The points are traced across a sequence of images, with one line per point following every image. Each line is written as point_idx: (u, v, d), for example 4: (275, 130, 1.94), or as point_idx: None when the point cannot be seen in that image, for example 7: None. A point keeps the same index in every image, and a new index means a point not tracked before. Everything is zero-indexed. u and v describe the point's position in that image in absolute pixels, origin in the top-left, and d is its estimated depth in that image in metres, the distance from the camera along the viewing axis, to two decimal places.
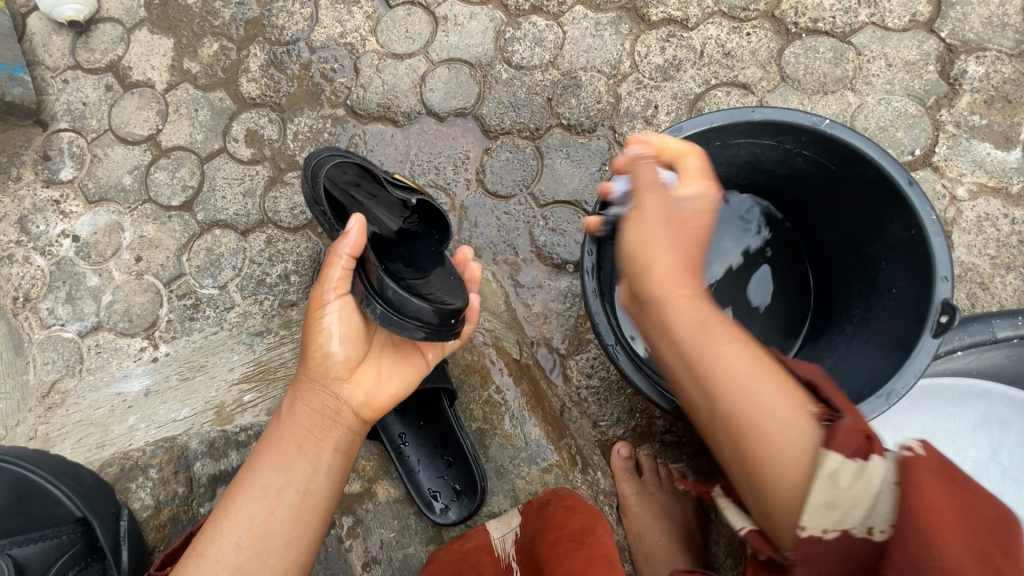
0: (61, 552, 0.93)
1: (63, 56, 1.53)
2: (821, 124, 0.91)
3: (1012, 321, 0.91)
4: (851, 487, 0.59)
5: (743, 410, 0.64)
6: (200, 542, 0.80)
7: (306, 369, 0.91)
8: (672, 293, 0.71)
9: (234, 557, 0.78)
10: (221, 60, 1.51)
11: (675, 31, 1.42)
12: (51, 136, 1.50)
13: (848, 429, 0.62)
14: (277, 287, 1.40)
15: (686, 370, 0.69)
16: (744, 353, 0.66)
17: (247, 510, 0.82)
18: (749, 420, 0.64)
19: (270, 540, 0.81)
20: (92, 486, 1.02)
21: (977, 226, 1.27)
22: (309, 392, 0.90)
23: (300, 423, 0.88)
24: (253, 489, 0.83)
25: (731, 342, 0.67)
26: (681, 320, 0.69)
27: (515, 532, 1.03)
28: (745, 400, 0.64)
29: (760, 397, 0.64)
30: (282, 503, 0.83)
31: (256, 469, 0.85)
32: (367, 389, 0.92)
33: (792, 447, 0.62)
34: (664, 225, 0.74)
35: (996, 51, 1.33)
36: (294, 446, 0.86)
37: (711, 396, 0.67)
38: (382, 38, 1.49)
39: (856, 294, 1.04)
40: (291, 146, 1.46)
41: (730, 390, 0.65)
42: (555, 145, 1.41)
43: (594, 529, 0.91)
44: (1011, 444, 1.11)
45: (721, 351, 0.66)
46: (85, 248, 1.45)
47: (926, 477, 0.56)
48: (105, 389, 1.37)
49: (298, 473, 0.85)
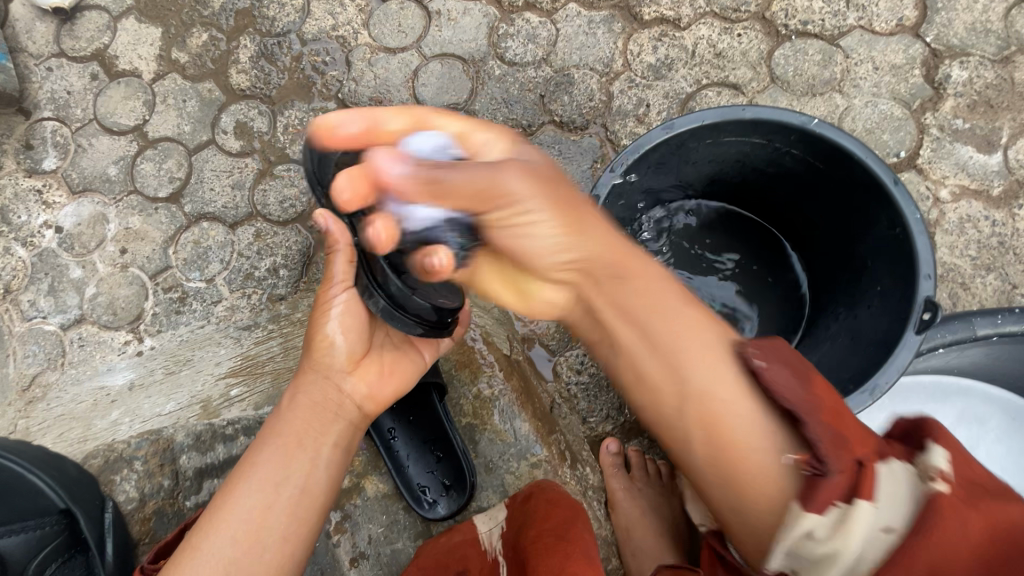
0: (47, 542, 0.94)
1: (46, 44, 1.50)
2: (809, 123, 0.92)
3: (992, 320, 0.92)
4: (831, 533, 0.55)
5: (708, 412, 0.66)
6: (196, 534, 0.79)
7: (310, 360, 0.92)
8: (615, 290, 0.72)
9: (229, 551, 0.77)
10: (210, 51, 1.49)
11: (667, 31, 1.43)
12: (34, 125, 1.47)
13: (832, 485, 0.56)
14: (266, 281, 1.39)
15: (646, 374, 0.72)
16: (697, 358, 0.68)
17: (243, 505, 0.80)
18: (722, 425, 0.65)
19: (266, 535, 0.80)
20: (77, 478, 0.99)
21: (959, 228, 1.29)
22: (310, 384, 0.90)
23: (300, 416, 0.88)
24: (252, 482, 0.82)
25: (695, 343, 0.69)
26: (645, 329, 0.71)
27: (502, 526, 1.04)
28: (710, 402, 0.66)
29: (731, 399, 0.65)
30: (280, 498, 0.82)
31: (254, 463, 0.84)
32: (370, 384, 0.94)
33: (751, 471, 0.63)
34: (563, 231, 0.71)
35: (979, 56, 1.35)
36: (294, 441, 0.86)
37: (670, 403, 0.70)
38: (375, 32, 1.48)
39: (842, 293, 1.05)
40: (281, 139, 1.45)
41: (684, 388, 0.68)
42: (547, 142, 1.41)
43: (574, 524, 0.92)
44: (988, 440, 1.13)
45: (676, 347, 0.69)
46: (68, 240, 1.42)
47: (953, 515, 0.53)
48: (89, 383, 1.35)
49: (296, 469, 0.84)
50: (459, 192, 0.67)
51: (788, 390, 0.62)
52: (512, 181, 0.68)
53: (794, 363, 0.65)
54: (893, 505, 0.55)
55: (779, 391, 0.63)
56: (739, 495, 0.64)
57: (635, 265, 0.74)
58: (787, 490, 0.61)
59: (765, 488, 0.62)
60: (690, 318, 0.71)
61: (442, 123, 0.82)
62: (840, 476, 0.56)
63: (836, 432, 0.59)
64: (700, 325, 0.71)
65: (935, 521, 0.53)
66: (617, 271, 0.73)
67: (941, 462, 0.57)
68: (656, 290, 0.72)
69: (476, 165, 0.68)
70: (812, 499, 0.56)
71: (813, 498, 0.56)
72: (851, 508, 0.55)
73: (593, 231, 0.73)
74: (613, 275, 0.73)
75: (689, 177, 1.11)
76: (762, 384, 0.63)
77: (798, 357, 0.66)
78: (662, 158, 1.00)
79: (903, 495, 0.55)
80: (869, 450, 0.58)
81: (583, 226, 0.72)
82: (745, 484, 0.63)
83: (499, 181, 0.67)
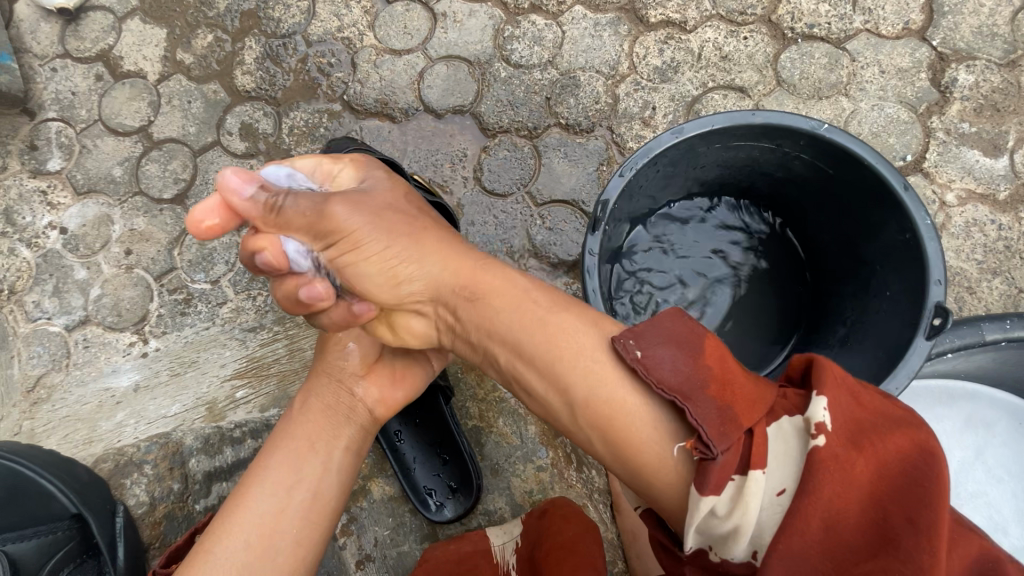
0: (58, 547, 0.94)
1: (51, 44, 1.50)
2: (819, 128, 0.92)
3: (1001, 325, 0.92)
4: (730, 508, 0.60)
5: (591, 415, 0.70)
6: (208, 538, 0.78)
7: (323, 364, 0.94)
8: (489, 306, 0.78)
9: (242, 557, 0.77)
10: (215, 52, 1.49)
11: (673, 34, 1.43)
12: (38, 126, 1.47)
13: (719, 469, 0.61)
14: (271, 283, 1.39)
15: (534, 391, 0.75)
16: (579, 366, 0.71)
17: (256, 509, 0.80)
18: (614, 424, 0.69)
19: (279, 540, 0.80)
20: (88, 483, 1.00)
21: (965, 232, 1.29)
22: (322, 387, 0.91)
23: (313, 420, 0.88)
24: (264, 486, 0.82)
25: (570, 351, 0.72)
26: (518, 342, 0.75)
27: (516, 541, 1.05)
28: (598, 406, 0.70)
29: (616, 395, 0.69)
30: (292, 502, 0.82)
31: (266, 467, 0.84)
32: (382, 388, 0.94)
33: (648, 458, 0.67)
34: (405, 250, 0.81)
35: (986, 60, 1.35)
36: (307, 445, 0.86)
37: (563, 412, 0.73)
38: (380, 33, 1.48)
39: (850, 297, 1.05)
40: (287, 141, 1.45)
41: (569, 400, 0.72)
42: (553, 144, 1.41)
43: (586, 538, 0.94)
44: (994, 444, 1.13)
45: (548, 366, 0.73)
46: (73, 241, 1.42)
47: (835, 467, 0.56)
48: (93, 385, 1.34)
49: (308, 474, 0.84)
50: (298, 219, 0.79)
51: (668, 374, 0.67)
52: (341, 214, 0.79)
53: (673, 340, 0.70)
54: (777, 468, 0.60)
55: (661, 376, 0.67)
56: (646, 483, 0.69)
57: (487, 279, 0.79)
58: (684, 474, 0.66)
59: (670, 475, 0.66)
60: (540, 322, 0.75)
61: (299, 162, 0.88)
62: (726, 455, 0.61)
63: (717, 403, 0.64)
64: (568, 324, 0.74)
65: (817, 478, 0.56)
66: (475, 290, 0.79)
67: (820, 414, 0.59)
68: (509, 301, 0.77)
69: (311, 198, 0.80)
70: (706, 483, 0.61)
71: (706, 483, 0.61)
72: (745, 479, 0.60)
73: (433, 251, 0.82)
74: (471, 294, 0.79)
75: (697, 180, 1.11)
76: (642, 378, 0.68)
77: (682, 334, 0.70)
78: (671, 162, 1.00)
79: (789, 457, 0.60)
80: (749, 423, 0.62)
81: (426, 246, 0.82)
82: (647, 474, 0.68)
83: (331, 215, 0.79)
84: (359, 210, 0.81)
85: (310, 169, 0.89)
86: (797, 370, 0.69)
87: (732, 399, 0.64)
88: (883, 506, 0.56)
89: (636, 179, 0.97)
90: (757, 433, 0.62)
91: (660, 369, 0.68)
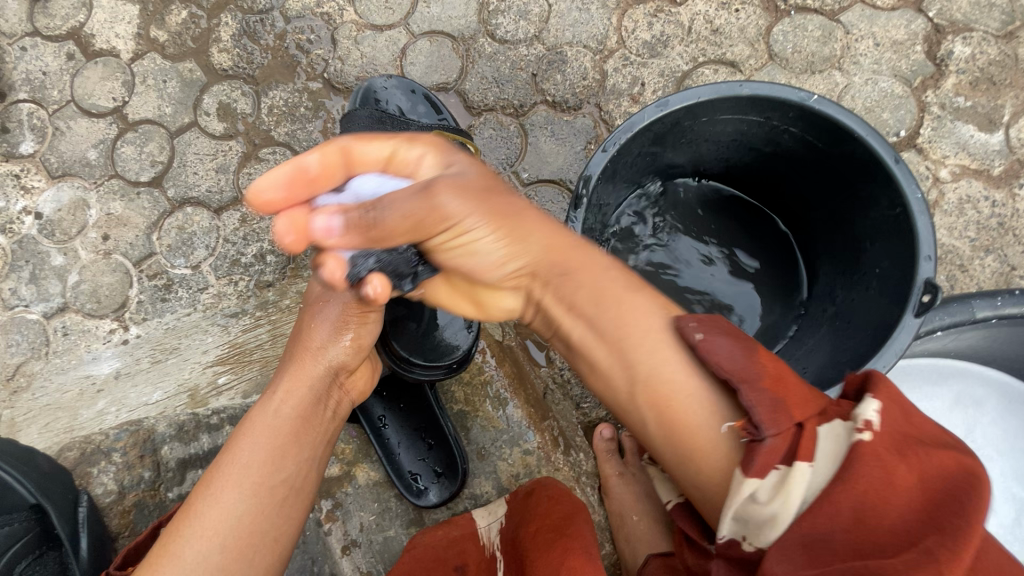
0: (14, 540, 0.91)
1: (19, 22, 1.44)
2: (808, 99, 0.90)
3: (992, 302, 0.91)
4: (773, 495, 0.57)
5: (664, 396, 0.68)
6: (177, 539, 0.72)
7: (310, 350, 0.87)
8: (572, 285, 0.73)
9: (219, 559, 0.72)
10: (190, 29, 1.44)
11: (663, 6, 1.38)
12: (9, 107, 1.42)
13: (767, 447, 0.58)
14: (252, 268, 1.36)
15: (600, 363, 0.74)
16: (645, 350, 0.70)
17: (236, 509, 0.75)
18: (674, 416, 0.68)
19: (259, 540, 0.76)
20: (49, 472, 0.99)
21: (958, 208, 1.27)
22: (310, 379, 0.85)
23: (297, 414, 0.83)
24: (244, 484, 0.76)
25: (639, 332, 0.70)
26: (584, 302, 0.72)
27: (501, 521, 1.05)
28: (657, 386, 0.69)
29: (703, 403, 0.67)
30: (275, 499, 0.78)
31: (246, 463, 0.77)
32: (366, 383, 0.96)
33: (702, 436, 0.66)
34: (507, 242, 0.72)
35: (983, 32, 1.32)
36: (290, 439, 0.81)
37: (623, 389, 0.72)
38: (361, 8, 1.43)
39: (841, 275, 1.03)
40: (266, 121, 1.41)
41: (635, 375, 0.70)
42: (539, 123, 1.37)
43: (575, 519, 0.93)
44: (984, 422, 1.13)
45: (613, 333, 0.71)
46: (48, 226, 1.38)
47: (871, 458, 0.55)
48: (74, 372, 1.31)
49: (292, 469, 0.80)
50: (400, 229, 0.67)
51: (726, 360, 0.64)
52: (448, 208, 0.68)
53: (729, 332, 0.68)
54: (826, 466, 0.56)
55: (719, 362, 0.65)
56: (698, 476, 0.67)
57: (578, 254, 0.74)
58: (722, 451, 0.65)
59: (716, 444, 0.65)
60: (630, 290, 0.73)
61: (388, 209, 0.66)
62: (774, 439, 0.58)
63: (777, 410, 0.59)
64: (652, 309, 0.72)
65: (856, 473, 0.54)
66: (564, 265, 0.73)
67: (868, 412, 0.58)
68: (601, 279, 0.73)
69: (408, 194, 0.67)
70: (751, 466, 0.58)
71: (751, 465, 0.58)
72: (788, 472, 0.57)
73: (534, 230, 0.73)
74: (558, 268, 0.74)
75: (684, 158, 1.08)
76: (705, 362, 0.66)
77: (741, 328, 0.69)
78: (656, 137, 0.97)
79: (830, 452, 0.57)
80: (807, 413, 0.60)
81: (526, 227, 0.72)
82: (692, 458, 0.67)
83: (461, 190, 0.69)
84: (468, 194, 0.69)
85: (378, 165, 0.78)
86: (853, 383, 0.66)
87: (779, 382, 0.62)
88: (939, 511, 0.54)
89: (619, 155, 0.94)
90: (807, 428, 0.59)
91: (720, 351, 0.65)
